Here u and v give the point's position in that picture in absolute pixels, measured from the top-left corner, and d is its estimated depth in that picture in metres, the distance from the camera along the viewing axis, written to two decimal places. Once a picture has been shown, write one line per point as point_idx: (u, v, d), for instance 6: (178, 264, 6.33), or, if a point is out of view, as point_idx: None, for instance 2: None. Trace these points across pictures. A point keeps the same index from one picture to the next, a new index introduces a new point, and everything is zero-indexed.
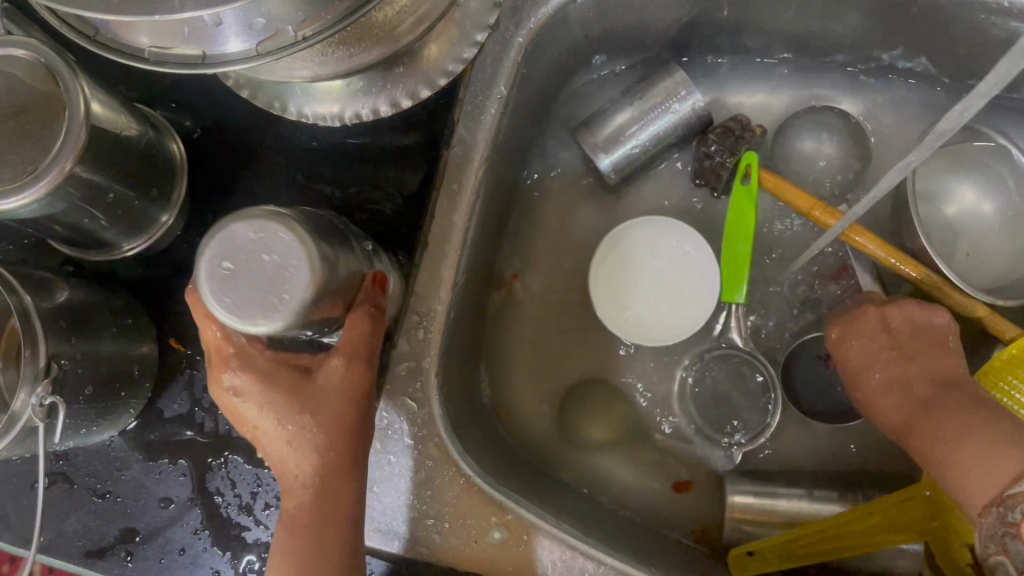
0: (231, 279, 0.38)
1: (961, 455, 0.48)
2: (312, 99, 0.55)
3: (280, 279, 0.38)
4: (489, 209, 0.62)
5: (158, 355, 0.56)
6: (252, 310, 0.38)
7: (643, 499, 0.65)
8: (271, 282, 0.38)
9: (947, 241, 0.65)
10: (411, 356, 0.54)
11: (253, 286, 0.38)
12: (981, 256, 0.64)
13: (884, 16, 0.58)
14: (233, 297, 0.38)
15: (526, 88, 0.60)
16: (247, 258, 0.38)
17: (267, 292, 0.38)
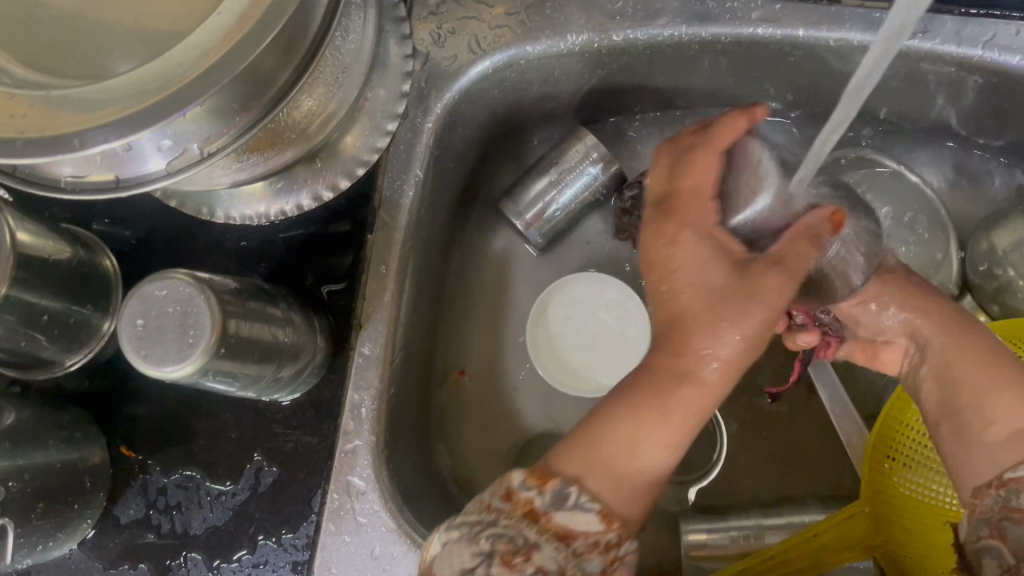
0: (146, 335, 0.41)
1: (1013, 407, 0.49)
2: (237, 202, 0.58)
3: (188, 321, 0.42)
4: (422, 285, 0.64)
5: (110, 464, 0.57)
6: (173, 349, 0.41)
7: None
8: (182, 326, 0.42)
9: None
10: (357, 436, 0.56)
11: (162, 337, 0.42)
12: None
13: (767, 66, 0.62)
14: (149, 348, 0.41)
15: (443, 167, 0.63)
16: (155, 317, 0.42)
17: (183, 332, 0.42)
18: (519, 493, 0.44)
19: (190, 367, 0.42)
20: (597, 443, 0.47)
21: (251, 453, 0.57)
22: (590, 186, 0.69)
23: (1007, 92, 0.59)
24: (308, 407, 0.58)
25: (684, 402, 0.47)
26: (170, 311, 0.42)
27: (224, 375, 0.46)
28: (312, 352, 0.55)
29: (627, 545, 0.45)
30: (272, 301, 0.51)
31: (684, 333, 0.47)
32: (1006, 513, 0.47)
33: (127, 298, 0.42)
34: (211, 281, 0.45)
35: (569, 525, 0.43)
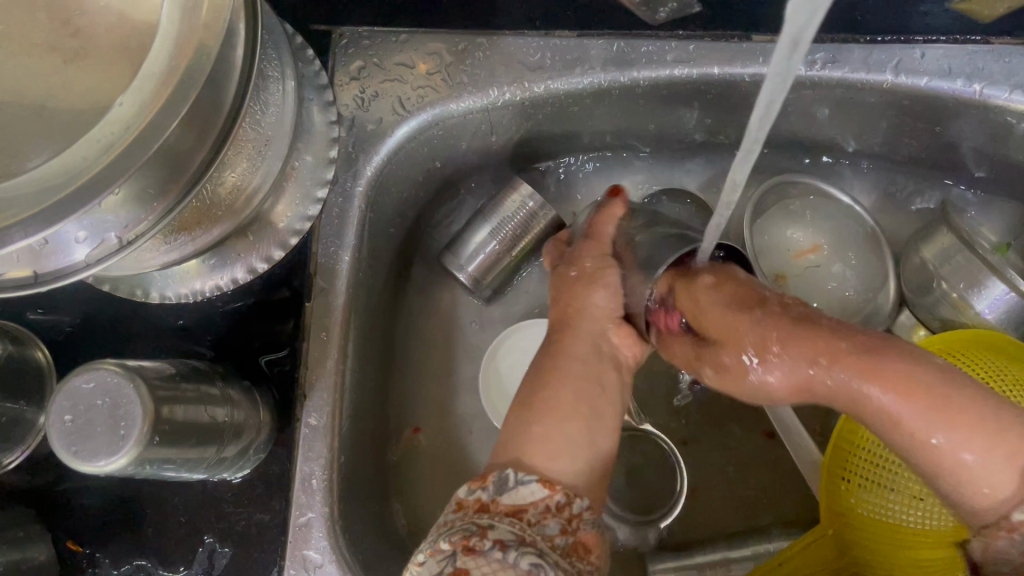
0: (74, 429, 0.41)
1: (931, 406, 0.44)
2: (171, 282, 0.57)
3: (118, 412, 0.41)
4: (367, 346, 0.64)
5: (57, 559, 0.56)
6: (99, 445, 0.41)
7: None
8: (113, 415, 0.41)
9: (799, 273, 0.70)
10: (309, 509, 0.55)
11: (91, 431, 0.41)
12: (832, 299, 0.69)
13: (689, 105, 0.64)
14: (79, 444, 0.40)
15: (379, 229, 0.64)
16: (84, 416, 0.41)
17: (115, 422, 0.41)
18: (466, 500, 0.46)
19: (126, 460, 0.41)
20: (537, 404, 0.53)
21: (202, 535, 0.56)
22: (530, 233, 0.70)
23: (922, 111, 0.60)
24: (257, 483, 0.57)
25: (570, 370, 0.55)
26: (99, 402, 0.41)
27: (163, 462, 0.45)
28: (255, 429, 0.55)
29: (579, 503, 0.47)
30: (209, 381, 0.51)
31: (580, 306, 0.58)
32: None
33: (57, 396, 0.41)
34: (143, 370, 0.45)
35: (517, 502, 0.46)
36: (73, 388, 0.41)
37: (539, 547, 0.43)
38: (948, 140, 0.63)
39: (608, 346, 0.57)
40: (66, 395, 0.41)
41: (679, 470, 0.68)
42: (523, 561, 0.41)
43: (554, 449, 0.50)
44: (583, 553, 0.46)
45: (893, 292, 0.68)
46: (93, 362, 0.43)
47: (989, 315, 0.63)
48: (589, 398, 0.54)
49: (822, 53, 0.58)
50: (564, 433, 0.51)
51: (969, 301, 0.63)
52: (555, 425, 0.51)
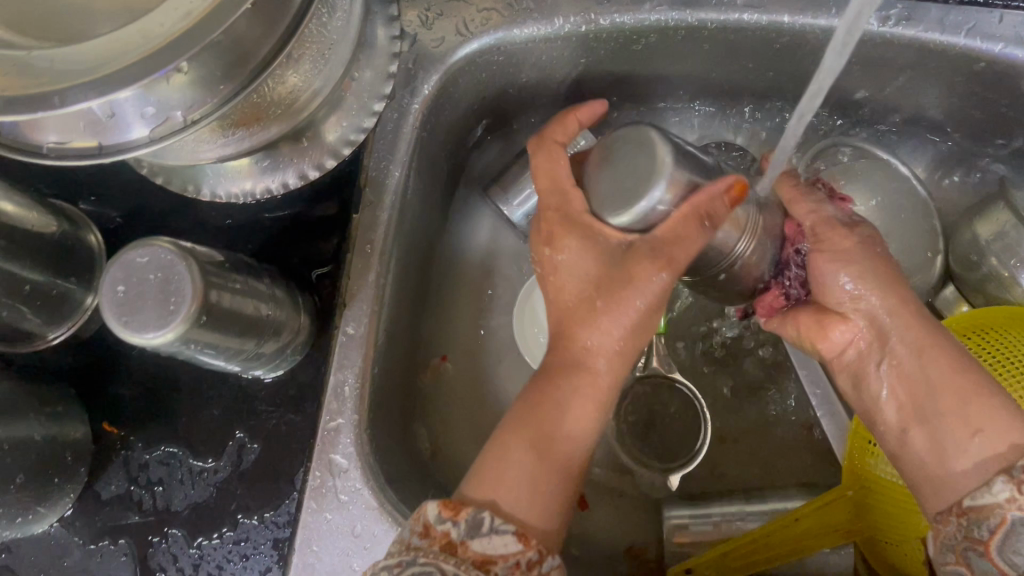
0: (126, 301, 0.41)
1: (970, 412, 0.47)
2: (223, 180, 0.58)
3: (170, 288, 0.42)
4: (408, 268, 0.64)
5: (92, 440, 0.57)
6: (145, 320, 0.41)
7: (592, 529, 0.67)
8: (167, 288, 0.42)
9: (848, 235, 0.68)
10: (339, 415, 0.56)
11: (141, 302, 0.42)
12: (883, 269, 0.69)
13: (753, 54, 0.63)
14: (129, 315, 0.41)
15: (430, 150, 0.64)
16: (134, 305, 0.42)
17: (168, 293, 0.42)
18: (435, 528, 0.44)
19: (172, 335, 0.41)
20: (530, 429, 0.49)
21: (233, 430, 0.57)
22: None
23: (993, 80, 0.59)
24: (289, 386, 0.58)
25: (561, 399, 0.50)
26: (153, 278, 0.42)
27: (206, 345, 0.46)
28: (294, 331, 0.56)
29: (550, 560, 0.45)
30: (258, 275, 0.52)
31: (577, 327, 0.51)
32: (971, 545, 0.43)
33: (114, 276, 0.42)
34: (196, 254, 0.45)
35: (487, 550, 0.43)
36: (129, 260, 0.42)
37: None
38: (1015, 114, 0.62)
39: (605, 352, 0.51)
40: (121, 267, 0.42)
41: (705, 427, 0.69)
42: None
43: (530, 497, 0.47)
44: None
45: (938, 264, 0.68)
46: (149, 240, 0.43)
47: None
48: (581, 424, 0.50)
49: (897, 9, 0.57)
50: (542, 472, 0.48)
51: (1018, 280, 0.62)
52: (541, 463, 0.48)
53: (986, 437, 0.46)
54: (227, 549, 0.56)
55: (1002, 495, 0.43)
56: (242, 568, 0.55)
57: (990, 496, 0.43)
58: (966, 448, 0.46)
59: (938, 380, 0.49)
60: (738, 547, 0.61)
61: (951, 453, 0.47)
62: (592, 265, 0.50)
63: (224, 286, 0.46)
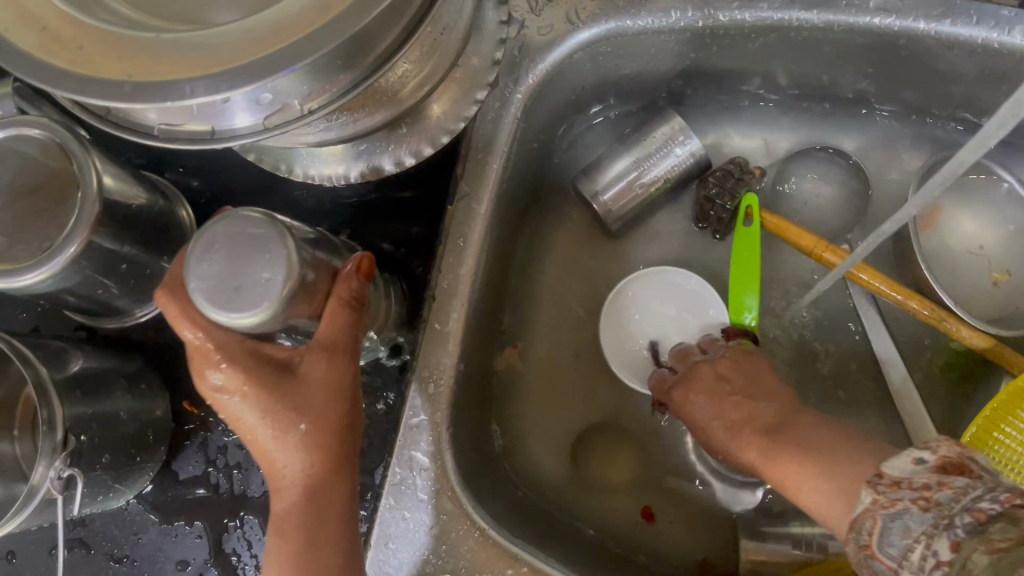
0: (210, 268, 0.37)
1: (821, 454, 0.47)
2: (317, 161, 0.56)
3: (253, 260, 0.37)
4: (495, 261, 0.62)
5: (172, 418, 0.57)
6: (259, 296, 0.37)
7: (662, 542, 0.65)
8: (250, 257, 0.37)
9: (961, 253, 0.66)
10: (423, 411, 0.55)
11: (222, 269, 0.37)
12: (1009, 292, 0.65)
13: (874, 59, 0.59)
14: (213, 290, 0.37)
15: (526, 140, 0.61)
16: (264, 286, 0.37)
17: (248, 263, 0.37)
18: None
19: (248, 320, 0.37)
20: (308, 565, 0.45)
21: None
22: (672, 170, 0.67)
23: None
24: (373, 377, 0.57)
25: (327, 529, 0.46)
26: (242, 234, 0.38)
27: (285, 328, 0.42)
28: (383, 318, 0.53)
29: None
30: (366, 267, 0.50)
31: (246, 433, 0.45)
32: (863, 552, 0.41)
33: (285, 244, 0.38)
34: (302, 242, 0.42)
35: None
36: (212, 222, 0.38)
37: None
38: None
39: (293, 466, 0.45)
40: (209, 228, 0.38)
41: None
42: None
43: None
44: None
45: None
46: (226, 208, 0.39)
47: None
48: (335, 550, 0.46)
49: None
50: None
51: None
52: None
53: (814, 489, 0.46)
54: None
55: (868, 500, 0.42)
56: None
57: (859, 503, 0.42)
58: (810, 495, 0.46)
59: (800, 451, 0.48)
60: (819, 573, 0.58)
61: (816, 501, 0.46)
62: (269, 397, 0.44)
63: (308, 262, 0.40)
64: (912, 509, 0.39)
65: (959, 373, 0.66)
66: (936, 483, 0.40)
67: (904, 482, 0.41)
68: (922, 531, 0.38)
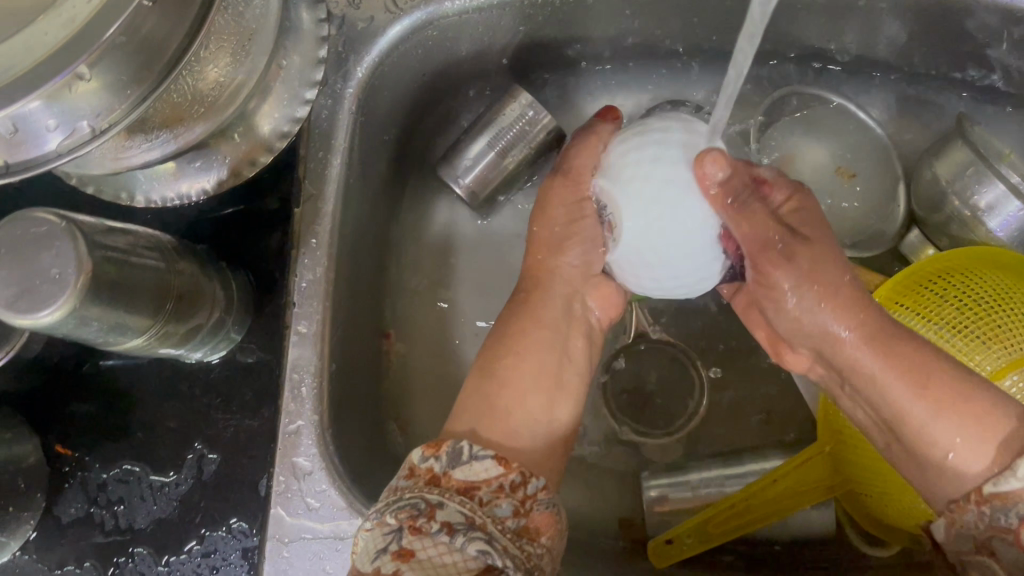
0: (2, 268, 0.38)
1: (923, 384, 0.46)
2: (156, 184, 0.55)
3: (45, 259, 0.38)
4: (361, 258, 0.62)
5: (47, 462, 0.56)
6: (52, 294, 0.38)
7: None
8: (40, 253, 0.38)
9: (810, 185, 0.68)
10: (298, 416, 0.54)
11: (12, 267, 0.38)
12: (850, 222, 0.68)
13: (696, 7, 0.61)
14: (8, 291, 0.38)
15: (372, 134, 0.61)
16: (55, 282, 0.38)
17: (41, 261, 0.38)
18: (419, 467, 0.44)
19: (40, 312, 0.38)
20: (500, 371, 0.53)
21: (192, 441, 0.56)
22: (527, 145, 0.68)
23: (941, 15, 0.57)
24: (245, 389, 0.57)
25: (541, 337, 0.55)
26: (33, 233, 0.39)
27: (101, 322, 0.42)
28: (225, 302, 0.53)
29: (534, 482, 0.46)
30: (202, 270, 0.51)
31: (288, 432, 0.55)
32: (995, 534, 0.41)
33: (75, 240, 0.39)
34: (115, 245, 0.43)
35: (469, 478, 0.44)
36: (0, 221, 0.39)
37: (486, 530, 0.41)
38: (968, 48, 0.60)
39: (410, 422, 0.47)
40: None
41: (697, 394, 0.68)
42: (471, 546, 0.40)
43: (525, 435, 0.51)
44: (534, 536, 0.44)
45: (901, 208, 0.66)
46: (18, 213, 0.40)
47: (1002, 233, 0.61)
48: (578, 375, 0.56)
49: None
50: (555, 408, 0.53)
51: (981, 219, 0.61)
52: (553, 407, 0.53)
53: (948, 424, 0.44)
54: (196, 562, 0.54)
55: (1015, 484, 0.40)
56: None
57: (1017, 481, 0.40)
58: (932, 422, 0.45)
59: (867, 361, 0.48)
60: (719, 512, 0.60)
61: (939, 441, 0.44)
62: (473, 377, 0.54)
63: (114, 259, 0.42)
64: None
65: None
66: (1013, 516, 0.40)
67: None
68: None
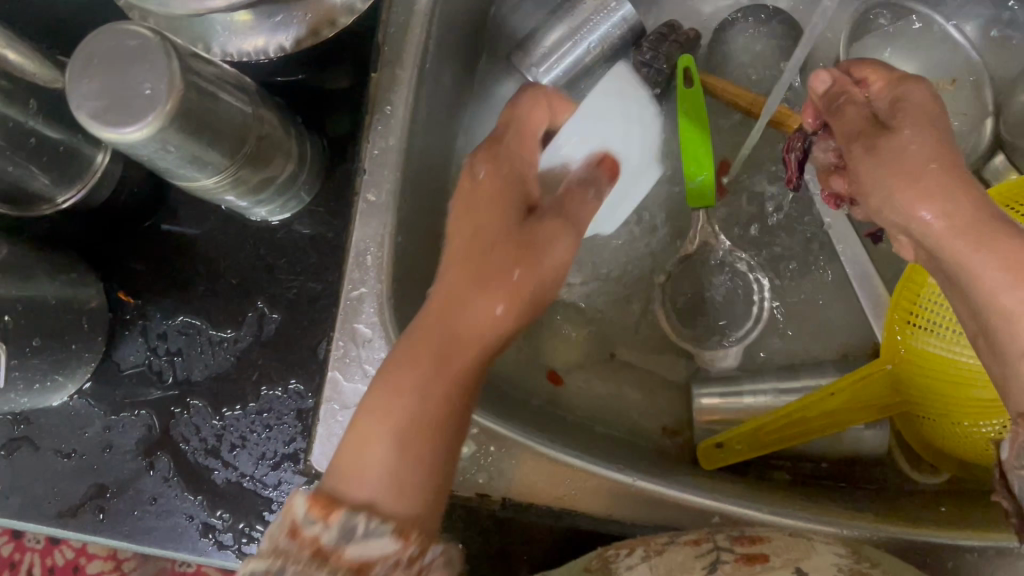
0: (93, 76, 0.37)
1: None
2: (234, 37, 0.54)
3: (139, 74, 0.38)
4: (431, 134, 0.61)
5: (109, 308, 0.56)
6: (143, 110, 0.37)
7: (574, 400, 0.64)
8: (134, 66, 0.38)
9: None
10: (362, 284, 0.54)
11: (104, 78, 0.37)
12: None
13: None
14: (101, 102, 0.37)
15: (453, 8, 0.60)
16: (146, 98, 0.37)
17: (132, 74, 0.37)
18: (303, 528, 0.34)
19: (131, 127, 0.37)
20: (436, 349, 0.40)
21: (254, 300, 0.56)
22: (609, 38, 0.66)
23: None
24: (311, 253, 0.57)
25: (442, 310, 0.41)
26: (128, 45, 0.38)
27: (184, 150, 0.41)
28: (299, 161, 0.52)
29: (431, 550, 0.36)
30: (282, 123, 0.49)
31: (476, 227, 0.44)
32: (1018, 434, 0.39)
33: (169, 59, 0.38)
34: (202, 74, 0.42)
35: (365, 555, 0.34)
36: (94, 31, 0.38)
37: None
38: None
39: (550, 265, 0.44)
40: (90, 36, 0.38)
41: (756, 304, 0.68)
42: None
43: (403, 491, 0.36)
44: None
45: (988, 131, 0.63)
46: (113, 27, 0.39)
47: None
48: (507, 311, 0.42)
49: None
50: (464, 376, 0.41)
51: None
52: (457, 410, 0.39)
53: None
54: (250, 419, 0.54)
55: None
56: (266, 438, 0.54)
57: None
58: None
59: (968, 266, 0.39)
60: (771, 422, 0.60)
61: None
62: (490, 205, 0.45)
63: (203, 88, 0.41)
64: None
65: None
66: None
67: None
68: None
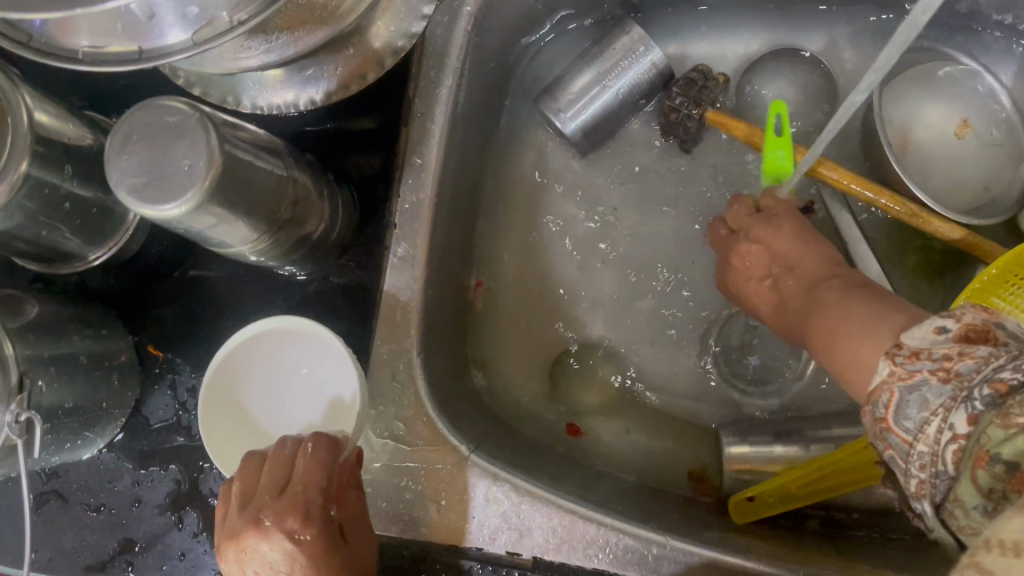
0: (135, 154, 0.37)
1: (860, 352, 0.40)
2: (264, 91, 0.54)
3: (179, 151, 0.37)
4: (460, 183, 0.61)
5: (138, 361, 0.56)
6: (182, 185, 0.37)
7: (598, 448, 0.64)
8: (173, 142, 0.37)
9: (923, 150, 0.66)
10: (393, 340, 0.54)
11: (145, 156, 0.37)
12: (958, 188, 0.65)
13: None
14: (140, 179, 0.37)
15: (483, 58, 0.59)
16: (186, 173, 0.37)
17: (171, 150, 0.37)
18: None
19: (169, 206, 0.37)
20: None
21: None
22: (638, 83, 0.65)
23: None
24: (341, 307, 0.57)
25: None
26: (168, 121, 0.38)
27: (219, 220, 0.41)
28: (330, 219, 0.52)
29: None
30: (313, 182, 0.49)
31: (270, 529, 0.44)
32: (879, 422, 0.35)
33: (207, 133, 0.38)
34: (238, 143, 0.41)
35: None
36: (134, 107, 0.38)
37: None
38: None
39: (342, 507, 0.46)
40: (130, 112, 0.38)
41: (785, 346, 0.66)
42: None
43: None
44: None
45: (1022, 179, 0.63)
46: (151, 102, 0.39)
47: None
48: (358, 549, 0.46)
49: None
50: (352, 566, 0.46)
51: None
52: None
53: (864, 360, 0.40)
54: None
55: (884, 371, 0.36)
56: None
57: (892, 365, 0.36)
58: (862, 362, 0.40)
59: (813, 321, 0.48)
60: (799, 474, 0.58)
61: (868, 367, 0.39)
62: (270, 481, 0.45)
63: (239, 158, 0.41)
64: (931, 380, 0.33)
65: (944, 264, 0.64)
66: (959, 353, 0.33)
67: (926, 351, 0.34)
68: (941, 403, 0.33)
